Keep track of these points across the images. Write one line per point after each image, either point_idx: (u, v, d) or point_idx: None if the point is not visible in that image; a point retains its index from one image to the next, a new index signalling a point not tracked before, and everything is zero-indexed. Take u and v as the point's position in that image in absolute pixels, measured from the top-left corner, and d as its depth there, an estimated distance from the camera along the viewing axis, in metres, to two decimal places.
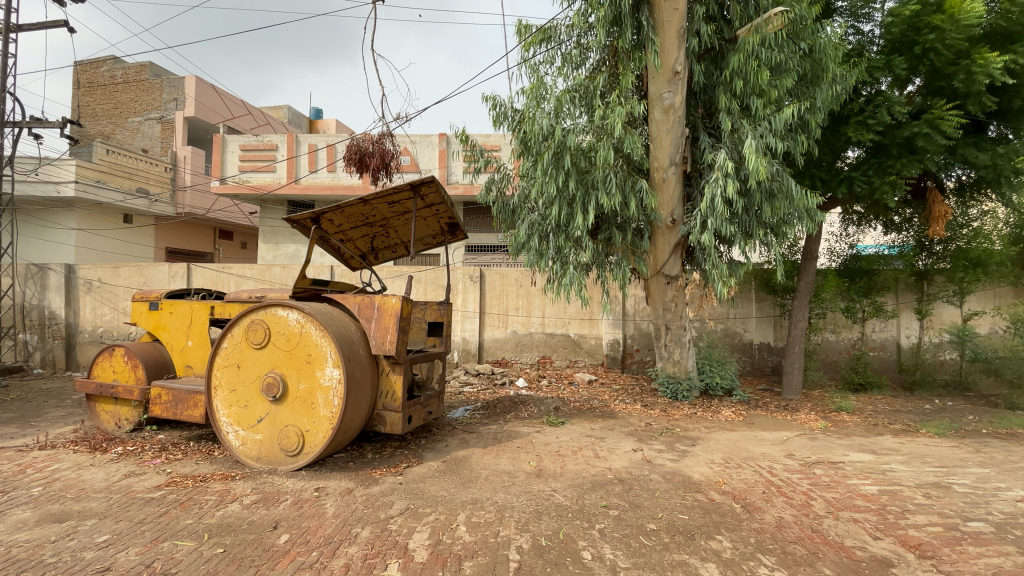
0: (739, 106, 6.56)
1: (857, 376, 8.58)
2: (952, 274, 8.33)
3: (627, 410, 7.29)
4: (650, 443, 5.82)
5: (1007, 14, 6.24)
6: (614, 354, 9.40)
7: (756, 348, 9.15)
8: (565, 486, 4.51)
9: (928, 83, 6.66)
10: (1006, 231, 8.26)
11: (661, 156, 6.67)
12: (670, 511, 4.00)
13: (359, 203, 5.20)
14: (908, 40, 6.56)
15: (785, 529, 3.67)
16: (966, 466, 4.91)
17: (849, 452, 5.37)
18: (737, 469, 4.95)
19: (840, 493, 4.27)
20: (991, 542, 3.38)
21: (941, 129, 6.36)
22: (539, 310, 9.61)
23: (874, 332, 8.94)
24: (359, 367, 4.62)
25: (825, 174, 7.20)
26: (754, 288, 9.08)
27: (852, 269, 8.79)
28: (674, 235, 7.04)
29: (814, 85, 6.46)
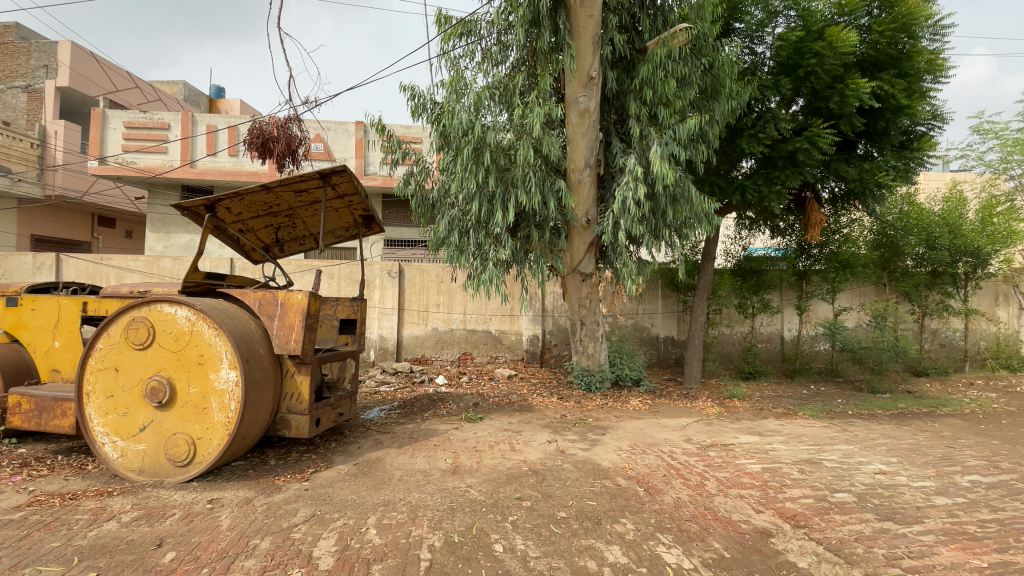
0: (648, 114, 6.94)
1: (748, 366, 9.46)
2: (825, 273, 9.52)
3: (544, 403, 7.48)
4: (564, 434, 6.01)
5: (875, 45, 7.10)
6: (534, 349, 9.60)
7: (662, 341, 9.77)
8: (480, 481, 4.53)
9: (809, 104, 7.44)
10: (870, 237, 9.65)
11: (577, 158, 6.89)
12: (580, 498, 4.15)
13: (261, 190, 4.84)
14: (793, 63, 7.30)
15: (682, 508, 3.95)
16: (833, 443, 5.59)
17: (739, 435, 5.92)
18: (642, 455, 5.26)
19: (730, 472, 4.68)
20: (852, 510, 3.84)
21: (818, 144, 7.11)
22: (460, 307, 9.57)
23: (763, 326, 9.89)
24: (259, 368, 4.32)
25: (723, 182, 7.84)
26: (660, 285, 9.68)
27: (745, 269, 9.63)
28: (589, 235, 7.31)
29: (714, 99, 6.98)
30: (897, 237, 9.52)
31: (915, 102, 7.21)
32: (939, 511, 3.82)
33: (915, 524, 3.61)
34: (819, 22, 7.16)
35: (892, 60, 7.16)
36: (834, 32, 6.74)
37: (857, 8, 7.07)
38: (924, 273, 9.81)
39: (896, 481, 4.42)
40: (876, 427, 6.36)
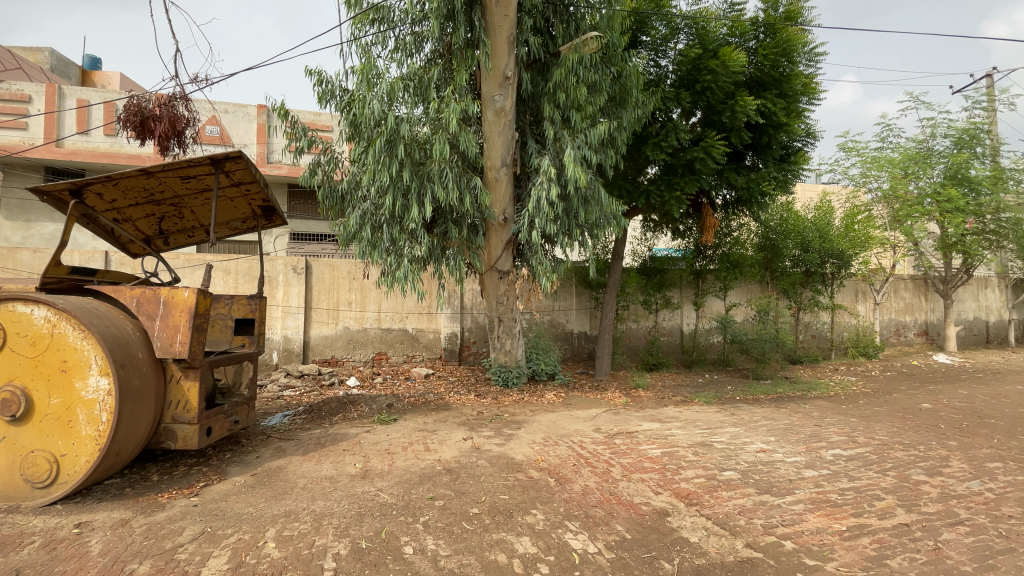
0: (561, 117, 7.14)
1: (652, 358, 10.15)
2: (718, 272, 10.44)
3: (461, 401, 7.46)
4: (479, 430, 6.04)
5: (761, 66, 7.86)
6: (452, 347, 9.52)
7: (576, 336, 10.16)
8: (391, 483, 4.41)
9: (705, 117, 8.06)
10: (756, 240, 10.70)
11: (494, 156, 6.92)
12: (493, 493, 4.19)
13: (140, 175, 4.33)
14: (692, 78, 7.88)
15: (589, 496, 4.14)
16: (723, 427, 6.14)
17: (643, 423, 6.31)
18: (554, 446, 5.43)
19: (633, 458, 4.97)
20: (737, 486, 4.25)
21: (712, 154, 7.74)
22: (374, 305, 9.26)
23: (666, 320, 10.61)
24: (137, 374, 3.86)
25: (630, 186, 8.30)
26: (574, 283, 10.03)
27: (649, 268, 10.31)
28: (506, 233, 7.39)
29: (621, 107, 7.35)
30: (778, 240, 10.66)
31: (793, 120, 8.08)
32: (807, 482, 4.33)
33: (788, 495, 4.06)
34: (714, 41, 7.81)
35: (774, 82, 7.97)
36: (727, 53, 7.40)
37: (746, 32, 7.78)
38: (799, 273, 11.10)
39: (775, 458, 4.95)
40: (759, 410, 7.09)
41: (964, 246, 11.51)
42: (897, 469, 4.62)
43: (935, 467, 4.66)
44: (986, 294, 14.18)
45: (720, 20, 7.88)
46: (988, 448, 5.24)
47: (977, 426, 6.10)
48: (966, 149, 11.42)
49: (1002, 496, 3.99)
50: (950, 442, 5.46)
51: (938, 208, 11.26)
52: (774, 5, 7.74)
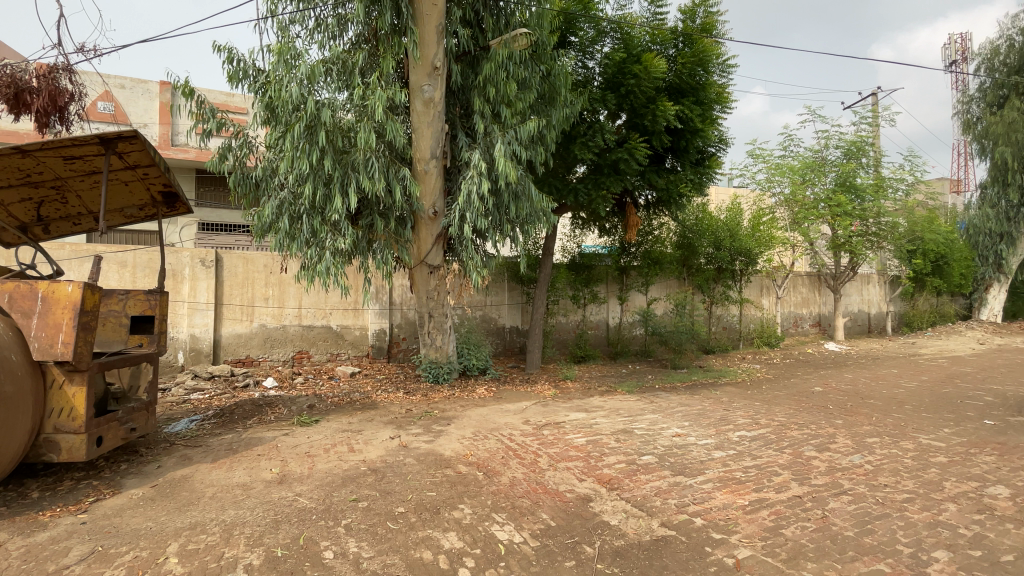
0: (491, 111, 7.13)
1: (580, 350, 10.49)
2: (640, 268, 10.95)
3: (388, 399, 7.27)
4: (407, 428, 5.92)
5: (680, 74, 8.29)
6: (380, 344, 9.22)
7: (507, 331, 10.24)
8: (311, 487, 4.21)
9: (630, 120, 8.38)
10: (674, 238, 11.36)
11: (423, 147, 6.77)
12: (419, 491, 4.13)
13: (12, 152, 3.78)
14: (617, 81, 8.16)
15: (517, 486, 4.20)
16: (644, 414, 6.47)
17: (570, 413, 6.50)
18: (483, 440, 5.45)
19: (559, 448, 5.11)
20: (654, 470, 4.50)
21: (636, 156, 8.08)
22: (294, 300, 8.77)
23: (593, 314, 10.98)
24: (10, 379, 3.39)
25: (559, 184, 8.49)
26: (506, 278, 10.10)
27: (578, 264, 10.61)
28: (436, 227, 7.27)
29: (550, 105, 7.45)
30: (694, 239, 11.37)
31: (708, 126, 8.61)
32: (716, 462, 4.68)
33: (699, 475, 4.36)
34: (637, 47, 8.14)
35: (692, 89, 8.44)
36: (649, 59, 7.74)
37: (667, 40, 8.19)
38: (712, 269, 11.94)
39: (689, 442, 5.30)
40: (676, 397, 7.55)
41: (851, 246, 12.92)
42: (793, 446, 5.12)
43: (824, 444, 5.21)
44: (867, 290, 16.06)
45: (643, 27, 8.23)
46: (867, 425, 5.94)
47: (859, 406, 6.90)
48: (854, 160, 12.79)
49: (877, 467, 4.53)
50: (837, 421, 6.13)
51: (830, 212, 12.55)
52: (691, 16, 8.19)
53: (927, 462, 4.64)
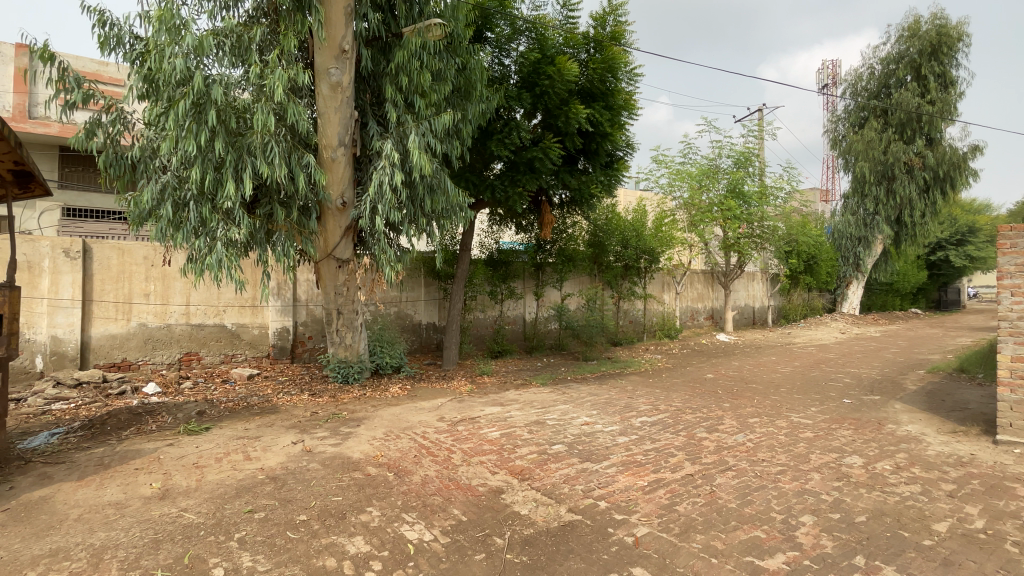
0: (403, 101, 6.91)
1: (497, 345, 10.59)
2: (555, 265, 11.27)
3: (291, 402, 6.81)
4: (312, 432, 5.60)
5: (591, 78, 8.54)
6: (282, 343, 8.59)
7: (424, 328, 10.06)
8: (199, 501, 3.82)
9: (545, 120, 8.52)
10: (586, 236, 11.78)
11: (329, 134, 6.42)
12: (324, 497, 3.92)
13: None
14: (532, 80, 8.25)
15: (428, 484, 4.13)
16: (555, 405, 6.69)
17: (485, 408, 6.53)
18: (395, 439, 5.30)
19: (473, 443, 5.12)
20: (564, 458, 4.66)
21: (550, 155, 8.20)
22: (181, 297, 7.93)
23: (510, 310, 11.13)
24: None
25: (476, 180, 8.46)
26: (422, 274, 9.89)
27: (496, 260, 10.68)
28: (345, 218, 6.94)
29: (465, 99, 7.32)
30: (604, 238, 11.89)
31: (617, 131, 8.98)
32: (620, 447, 4.96)
33: (605, 460, 4.58)
34: (552, 48, 8.30)
35: (602, 94, 8.72)
36: (563, 61, 7.88)
37: (579, 44, 8.44)
38: (620, 266, 12.60)
39: (596, 429, 5.55)
40: (586, 387, 7.88)
41: (739, 246, 14.30)
42: (687, 429, 5.56)
43: (713, 425, 5.72)
44: (752, 286, 17.90)
45: (556, 30, 8.41)
46: (750, 407, 6.61)
47: (743, 390, 7.67)
48: (743, 168, 14.12)
49: (756, 444, 5.06)
50: (724, 404, 6.76)
51: (722, 216, 13.79)
52: (602, 23, 8.50)
53: (798, 438, 5.26)
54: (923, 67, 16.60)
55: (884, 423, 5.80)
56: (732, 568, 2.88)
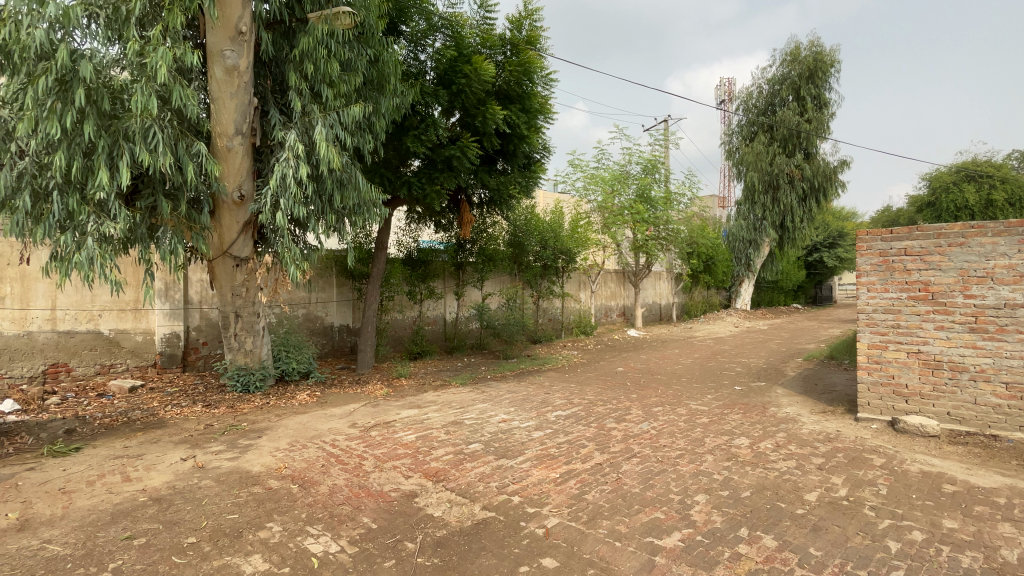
0: (310, 90, 6.54)
1: (416, 346, 10.36)
2: (476, 264, 11.27)
3: (182, 415, 6.18)
4: (206, 446, 5.12)
5: (508, 81, 8.60)
6: (172, 351, 7.77)
7: (336, 330, 9.60)
8: (66, 530, 3.35)
9: (462, 118, 8.45)
10: (507, 236, 11.88)
11: (224, 121, 5.91)
12: (218, 515, 3.60)
13: None
14: (449, 78, 8.14)
15: (336, 494, 3.94)
16: (473, 404, 6.68)
17: (400, 411, 6.37)
18: (301, 450, 4.99)
19: (387, 447, 4.96)
20: (480, 456, 4.67)
21: (467, 154, 8.14)
22: (45, 301, 6.91)
23: (429, 310, 10.94)
24: None
25: (391, 176, 8.20)
26: (333, 273, 9.43)
27: (414, 259, 10.45)
28: (243, 213, 6.45)
29: (379, 92, 7.07)
30: (523, 238, 12.07)
31: (533, 133, 9.12)
32: (535, 442, 5.06)
33: (520, 456, 4.65)
34: (468, 48, 8.25)
35: (519, 97, 8.82)
36: (479, 61, 7.84)
37: (496, 45, 8.46)
38: (539, 266, 12.87)
39: (513, 426, 5.62)
40: (504, 385, 7.96)
41: (647, 248, 15.25)
42: (598, 421, 5.81)
43: (622, 416, 6.03)
44: (659, 284, 19.12)
45: (473, 29, 8.39)
46: (655, 397, 7.06)
47: (650, 382, 8.17)
48: (650, 175, 15.06)
49: (659, 431, 5.41)
50: (632, 395, 7.16)
51: (632, 219, 14.61)
52: (518, 27, 8.60)
53: (696, 424, 5.69)
54: (803, 89, 18.66)
55: (768, 406, 6.45)
56: (635, 549, 3.04)
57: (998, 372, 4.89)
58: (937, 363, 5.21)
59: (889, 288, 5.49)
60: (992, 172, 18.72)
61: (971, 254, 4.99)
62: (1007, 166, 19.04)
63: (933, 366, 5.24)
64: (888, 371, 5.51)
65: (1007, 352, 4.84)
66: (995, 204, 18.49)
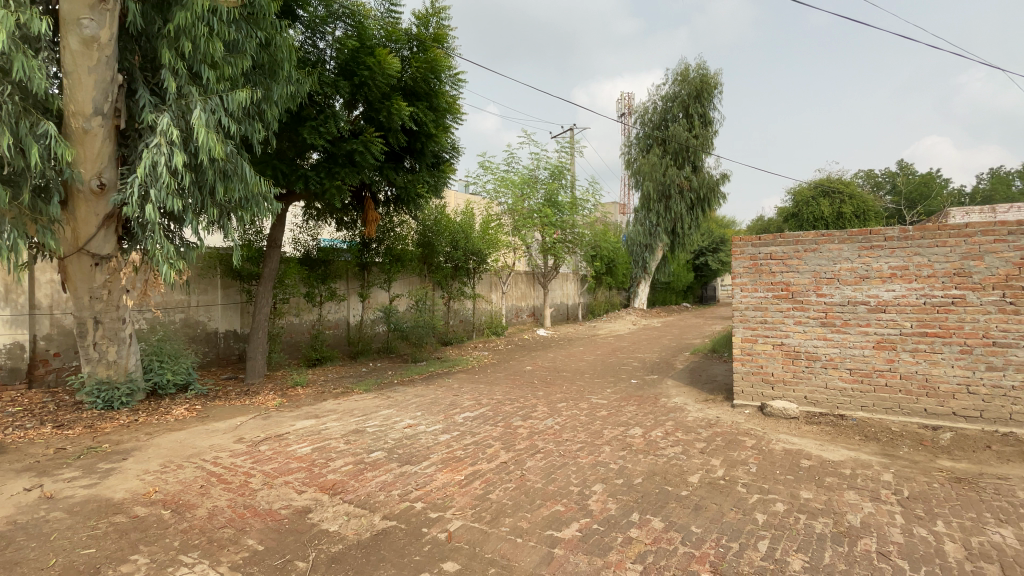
0: (187, 70, 5.88)
1: (315, 352, 9.75)
2: (382, 265, 10.90)
3: (23, 438, 5.24)
4: (56, 473, 4.39)
5: (415, 77, 8.39)
6: (11, 364, 6.58)
7: (221, 337, 8.76)
8: None
9: (366, 112, 8.10)
10: (415, 236, 11.64)
11: (81, 99, 5.12)
12: (68, 551, 3.09)
13: None
14: (351, 69, 7.77)
15: (216, 517, 3.56)
16: (378, 410, 6.43)
17: (295, 422, 5.94)
18: (176, 470, 4.46)
19: (278, 462, 4.60)
20: (382, 464, 4.50)
21: (371, 149, 7.83)
22: None
23: (330, 313, 10.38)
24: None
25: (286, 168, 7.63)
26: (218, 273, 8.58)
27: (312, 259, 9.84)
28: (105, 205, 5.64)
29: (270, 78, 6.54)
30: (433, 239, 11.87)
31: (441, 132, 8.99)
32: (440, 446, 4.99)
33: (424, 461, 4.56)
34: (371, 39, 7.94)
35: (426, 94, 8.65)
36: (383, 54, 7.58)
37: (401, 40, 8.21)
38: (450, 267, 12.72)
39: (418, 431, 5.50)
40: (411, 389, 7.75)
41: (555, 250, 15.80)
42: (505, 420, 5.87)
43: (527, 414, 6.15)
44: (566, 285, 19.83)
45: (376, 21, 8.08)
46: (560, 394, 7.29)
47: (555, 379, 8.44)
48: (557, 180, 15.60)
49: (562, 426, 5.61)
50: (539, 393, 7.34)
51: (540, 222, 15.05)
52: (425, 24, 8.45)
53: (596, 417, 5.97)
54: (691, 107, 20.39)
55: (660, 397, 6.96)
56: (535, 544, 3.11)
57: (844, 360, 5.69)
58: (797, 354, 5.96)
59: (759, 288, 6.18)
60: (842, 189, 21.83)
61: (823, 259, 5.76)
62: (852, 184, 22.30)
63: (794, 357, 5.98)
64: (758, 361, 6.21)
65: (850, 342, 5.65)
66: (844, 217, 21.60)
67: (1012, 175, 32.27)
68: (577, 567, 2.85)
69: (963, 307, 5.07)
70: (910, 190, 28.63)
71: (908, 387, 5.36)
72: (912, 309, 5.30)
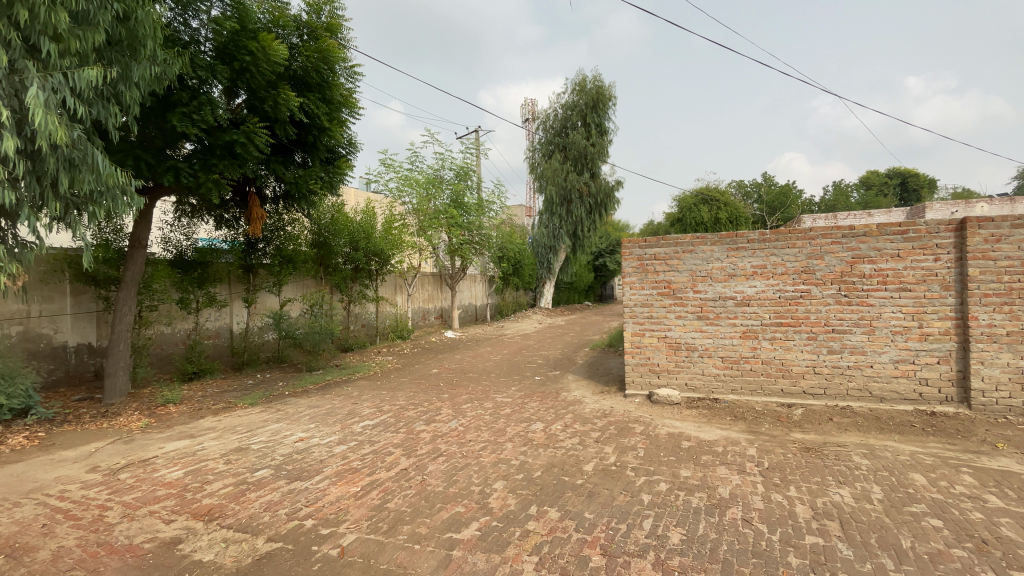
0: (21, 42, 4.85)
1: (191, 365, 8.78)
2: (271, 267, 10.12)
3: None
4: None
5: (305, 67, 7.89)
6: None
7: (71, 352, 7.56)
8: None
9: (249, 100, 7.48)
10: (309, 236, 10.97)
11: None
12: None
13: None
14: (230, 52, 7.09)
15: (62, 559, 3.05)
16: (265, 425, 5.94)
17: (165, 444, 5.29)
18: (9, 509, 3.76)
19: (143, 491, 4.06)
20: (268, 483, 4.16)
21: (255, 141, 7.24)
22: None
23: (209, 321, 9.41)
24: None
25: (151, 159, 6.76)
26: (66, 278, 7.41)
27: (187, 261, 8.79)
28: None
29: (130, 57, 5.77)
30: (329, 239, 11.25)
31: (336, 126, 8.53)
32: (335, 458, 4.73)
33: (317, 475, 4.30)
34: (254, 22, 7.30)
35: (318, 85, 8.18)
36: (267, 39, 7.01)
37: (288, 26, 7.68)
38: (349, 269, 12.14)
39: (311, 444, 5.17)
40: (305, 401, 7.25)
41: (462, 252, 15.77)
42: (406, 425, 5.72)
43: (431, 417, 6.05)
44: (474, 287, 19.85)
45: (260, 4, 7.47)
46: (465, 395, 7.28)
47: (461, 380, 8.41)
48: (463, 181, 15.59)
49: (466, 427, 5.59)
50: (443, 395, 7.26)
51: (446, 223, 14.91)
52: (315, 11, 7.99)
53: (499, 415, 6.04)
54: (589, 116, 21.49)
55: (560, 392, 7.22)
56: (433, 548, 3.06)
57: (716, 349, 6.33)
58: (678, 345, 6.52)
59: (645, 286, 6.66)
60: (719, 197, 24.29)
61: (698, 259, 6.37)
62: (727, 193, 24.91)
63: (676, 348, 6.53)
64: (645, 353, 6.71)
65: (721, 333, 6.30)
66: (721, 222, 24.06)
67: (849, 188, 38.09)
68: (475, 566, 2.86)
69: (809, 300, 5.87)
70: (773, 199, 32.69)
71: (768, 370, 6.10)
72: (770, 303, 6.05)
